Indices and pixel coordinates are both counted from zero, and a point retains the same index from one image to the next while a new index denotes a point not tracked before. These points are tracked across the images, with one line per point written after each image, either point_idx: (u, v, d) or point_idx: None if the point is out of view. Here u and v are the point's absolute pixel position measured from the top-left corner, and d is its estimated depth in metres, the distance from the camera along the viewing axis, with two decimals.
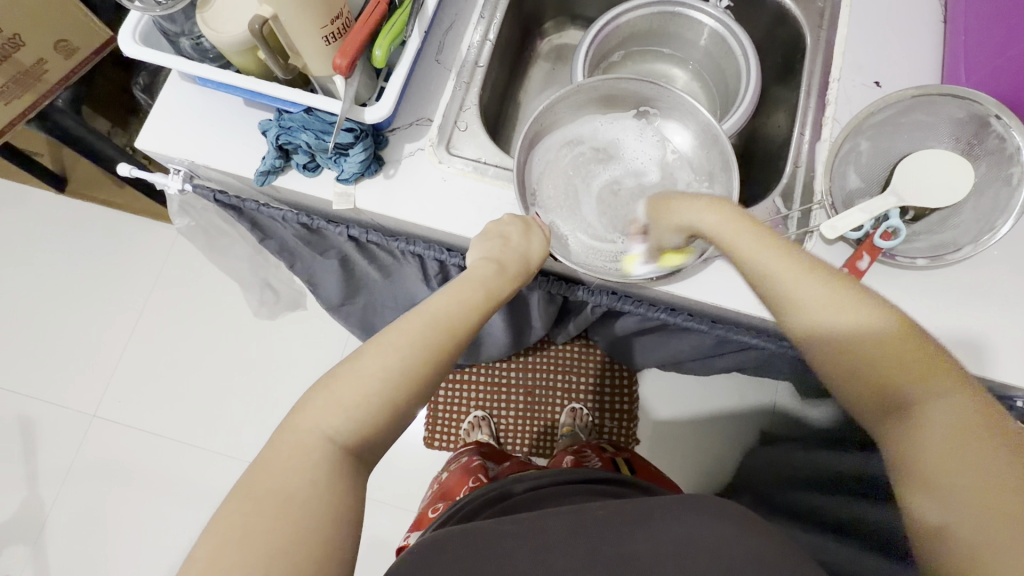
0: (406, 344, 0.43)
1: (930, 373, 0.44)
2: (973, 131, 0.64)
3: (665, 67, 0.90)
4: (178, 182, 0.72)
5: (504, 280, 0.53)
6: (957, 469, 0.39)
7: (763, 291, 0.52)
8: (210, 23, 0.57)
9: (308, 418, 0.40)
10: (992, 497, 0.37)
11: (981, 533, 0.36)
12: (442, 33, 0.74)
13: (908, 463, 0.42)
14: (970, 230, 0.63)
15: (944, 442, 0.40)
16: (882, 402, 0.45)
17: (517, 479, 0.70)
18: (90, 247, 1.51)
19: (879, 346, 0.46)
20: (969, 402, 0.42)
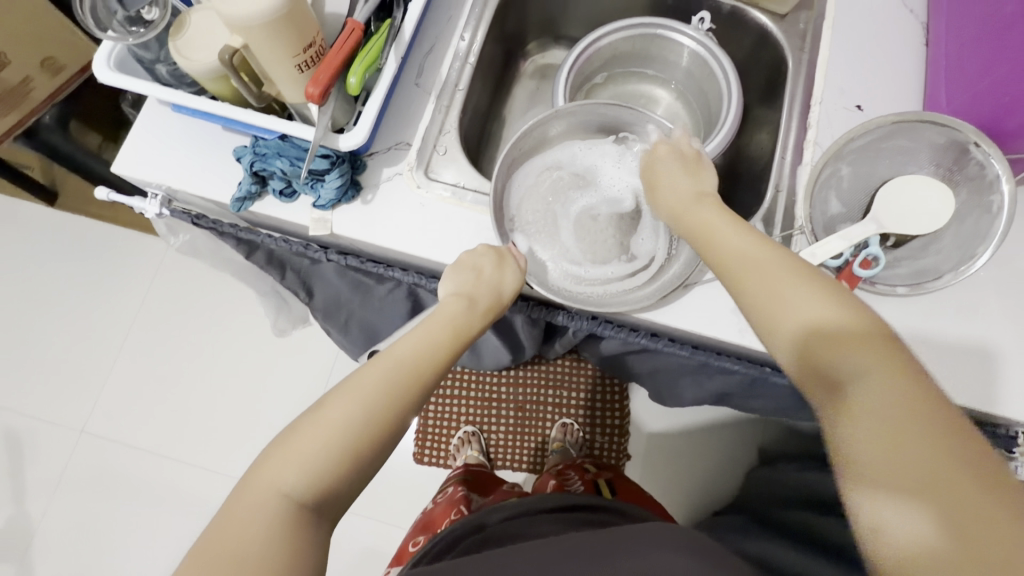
0: (369, 390, 0.46)
1: (882, 361, 0.42)
2: (954, 157, 0.63)
3: (649, 88, 0.89)
4: (156, 206, 0.72)
5: (471, 317, 0.55)
6: (889, 456, 0.38)
7: (721, 265, 0.52)
8: (182, 51, 0.57)
9: (269, 471, 0.42)
10: (924, 483, 0.37)
11: (923, 533, 0.36)
12: (422, 57, 0.74)
13: (851, 456, 0.41)
14: (951, 256, 0.63)
15: (878, 428, 0.39)
16: (820, 381, 0.43)
17: (493, 511, 0.70)
18: (79, 260, 1.50)
19: (838, 327, 0.44)
20: (907, 382, 0.41)
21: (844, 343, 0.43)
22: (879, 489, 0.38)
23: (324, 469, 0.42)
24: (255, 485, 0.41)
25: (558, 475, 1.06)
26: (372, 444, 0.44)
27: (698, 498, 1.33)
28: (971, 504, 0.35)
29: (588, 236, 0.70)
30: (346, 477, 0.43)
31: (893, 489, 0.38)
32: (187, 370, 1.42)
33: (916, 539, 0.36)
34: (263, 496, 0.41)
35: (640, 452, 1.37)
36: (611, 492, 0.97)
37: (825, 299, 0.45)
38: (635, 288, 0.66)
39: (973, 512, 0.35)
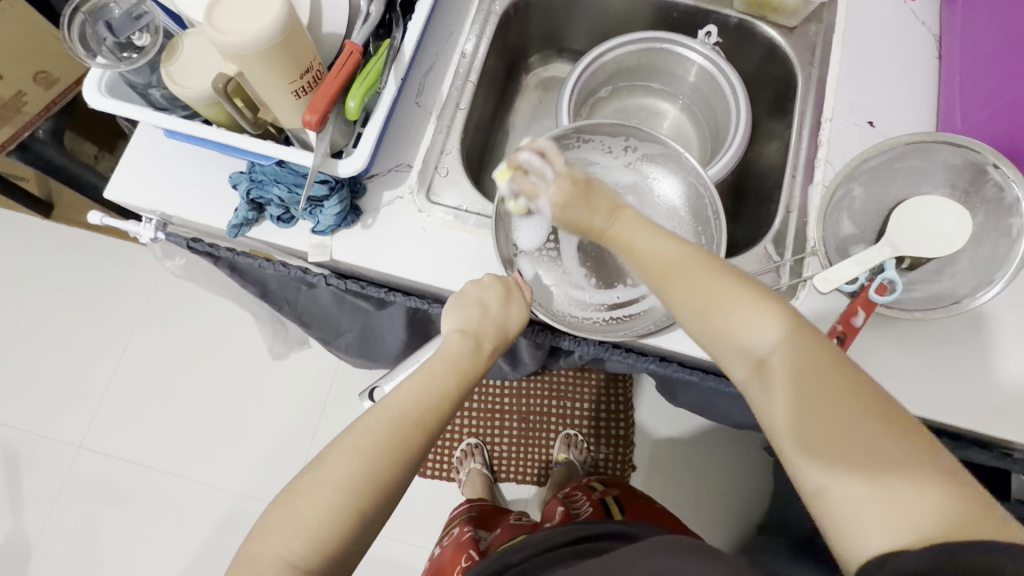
0: (369, 448, 0.45)
1: (793, 336, 0.46)
2: (969, 178, 0.62)
3: (655, 102, 0.87)
4: (151, 230, 0.70)
5: (475, 358, 0.53)
6: (813, 425, 0.43)
7: (645, 269, 0.53)
8: (176, 78, 0.55)
9: (274, 538, 0.44)
10: (844, 446, 0.41)
11: (851, 492, 0.40)
12: (422, 76, 0.72)
13: (782, 430, 0.45)
14: (968, 281, 0.61)
15: (799, 402, 0.44)
16: (745, 363, 0.48)
17: (506, 553, 0.67)
18: (77, 272, 1.48)
19: (751, 310, 0.47)
20: (818, 355, 0.45)
21: (762, 322, 0.47)
22: (810, 458, 0.42)
23: (327, 534, 0.44)
24: (264, 550, 0.44)
25: (565, 499, 1.05)
26: (374, 503, 0.45)
27: (708, 510, 1.29)
28: (883, 455, 0.40)
29: (592, 261, 0.69)
30: (350, 535, 0.45)
31: (821, 456, 0.42)
32: (186, 384, 1.40)
33: (845, 497, 0.40)
34: (272, 560, 0.43)
35: (646, 459, 1.34)
36: (619, 511, 0.95)
37: (737, 285, 0.49)
38: (641, 317, 0.64)
39: (889, 464, 0.40)
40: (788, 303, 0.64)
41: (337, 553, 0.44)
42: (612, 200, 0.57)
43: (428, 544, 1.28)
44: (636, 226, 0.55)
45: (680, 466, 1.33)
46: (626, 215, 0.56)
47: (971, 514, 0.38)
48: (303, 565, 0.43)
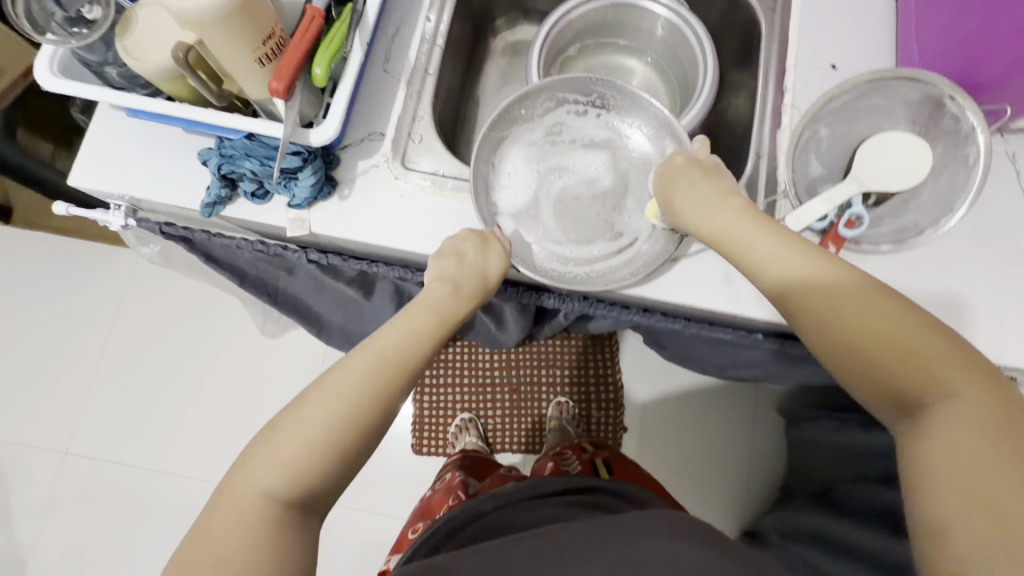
0: (350, 388, 0.46)
1: (952, 374, 0.42)
2: (929, 112, 0.64)
3: (623, 59, 0.87)
4: (121, 217, 0.69)
5: (458, 300, 0.56)
6: (973, 480, 0.38)
7: (770, 276, 0.52)
8: (132, 52, 0.53)
9: (250, 475, 0.43)
10: (1005, 517, 0.36)
11: (972, 533, 0.36)
12: (388, 42, 0.71)
13: (914, 460, 0.42)
14: (930, 212, 0.64)
15: (962, 451, 0.39)
16: (896, 404, 0.45)
17: (494, 496, 0.71)
18: (44, 276, 1.44)
19: (914, 345, 0.44)
20: (983, 396, 0.41)
21: (916, 347, 0.44)
22: (957, 513, 0.38)
23: (309, 469, 0.44)
24: (243, 483, 0.43)
25: (556, 456, 1.08)
26: (356, 440, 0.46)
27: (699, 466, 1.34)
28: (1023, 502, 0.36)
29: (570, 217, 0.70)
30: (333, 473, 0.45)
31: (969, 511, 0.37)
32: (172, 382, 1.38)
33: (970, 536, 0.36)
34: (251, 494, 0.43)
35: (637, 421, 1.37)
36: (608, 471, 0.98)
37: (899, 319, 0.46)
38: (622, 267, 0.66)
39: None
40: None
41: (318, 489, 0.45)
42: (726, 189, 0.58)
43: None
44: (751, 234, 0.53)
45: (670, 422, 1.37)
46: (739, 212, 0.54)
47: None
48: (284, 498, 0.43)
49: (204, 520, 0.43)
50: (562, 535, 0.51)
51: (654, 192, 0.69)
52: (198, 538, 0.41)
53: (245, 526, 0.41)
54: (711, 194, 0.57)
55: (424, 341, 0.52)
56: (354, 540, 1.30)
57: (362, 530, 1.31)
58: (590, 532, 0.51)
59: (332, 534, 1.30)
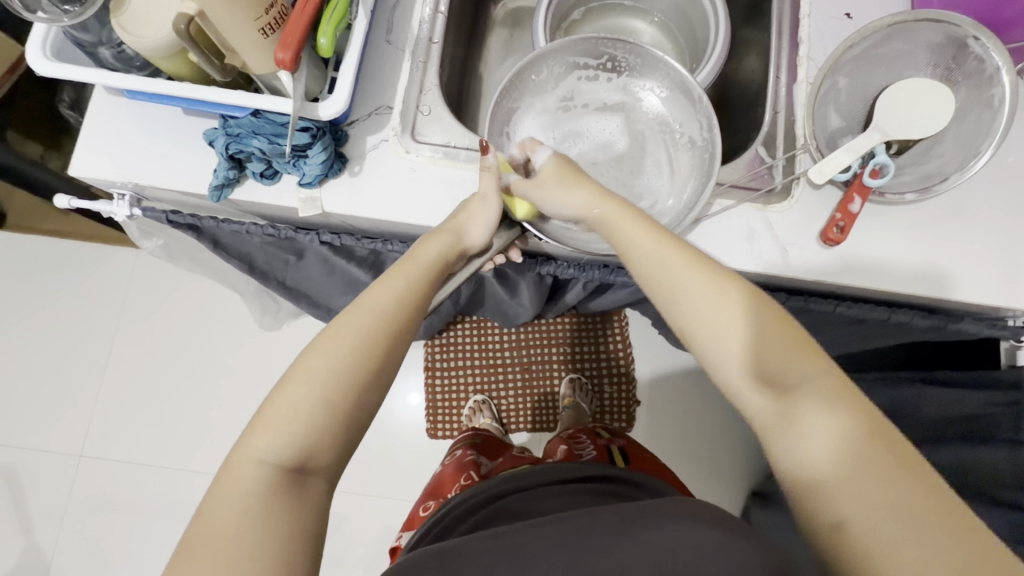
0: (330, 341, 0.45)
1: (806, 361, 0.42)
2: (952, 54, 0.62)
3: (630, 21, 0.85)
4: (125, 207, 0.67)
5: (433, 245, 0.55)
6: (864, 489, 0.35)
7: (645, 272, 0.49)
8: (128, 28, 0.51)
9: (256, 437, 0.41)
10: (907, 526, 0.33)
11: (882, 529, 0.34)
12: (389, 11, 0.68)
13: (798, 462, 0.38)
14: (955, 157, 0.62)
15: (845, 461, 0.37)
16: (770, 399, 0.41)
17: (508, 479, 0.70)
18: (44, 280, 1.41)
19: (779, 350, 0.42)
20: (833, 380, 0.41)
21: (773, 336, 0.43)
22: (864, 529, 0.34)
23: (298, 425, 0.42)
24: (236, 452, 0.41)
25: (570, 440, 1.07)
26: (344, 391, 0.44)
27: (711, 436, 1.35)
28: (905, 486, 0.35)
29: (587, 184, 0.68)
30: (326, 428, 0.43)
31: (873, 524, 0.34)
32: (181, 380, 1.37)
33: (875, 532, 0.34)
34: (258, 455, 0.41)
35: (648, 394, 1.38)
36: (624, 460, 0.96)
37: (766, 323, 0.44)
38: None
39: (937, 519, 0.33)
40: (784, 202, 0.65)
41: (312, 447, 0.42)
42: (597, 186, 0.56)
43: None
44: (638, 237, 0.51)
45: (683, 393, 1.37)
46: (618, 215, 0.52)
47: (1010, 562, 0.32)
48: (276, 460, 0.41)
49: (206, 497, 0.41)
50: (585, 521, 0.47)
51: (671, 152, 0.67)
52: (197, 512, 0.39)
53: (238, 489, 0.39)
54: (584, 193, 0.55)
55: (404, 289, 0.51)
56: (375, 526, 1.30)
57: (381, 516, 1.31)
58: (610, 516, 0.47)
59: (350, 522, 1.30)
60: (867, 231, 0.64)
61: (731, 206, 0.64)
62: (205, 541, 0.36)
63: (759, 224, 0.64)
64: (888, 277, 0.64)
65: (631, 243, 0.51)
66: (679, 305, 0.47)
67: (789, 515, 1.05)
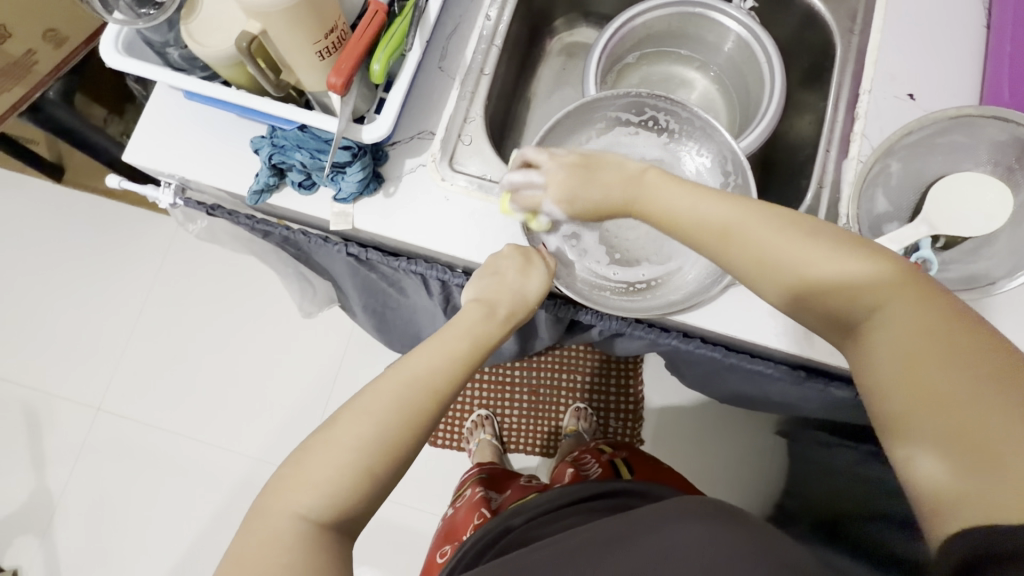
0: (381, 410, 0.45)
1: (883, 285, 0.43)
2: (1015, 154, 0.60)
3: (684, 70, 0.85)
4: (169, 196, 0.69)
5: (492, 326, 0.54)
6: (914, 394, 0.39)
7: (696, 242, 0.51)
8: (195, 36, 0.53)
9: (286, 499, 0.43)
10: (935, 420, 0.38)
11: (937, 450, 0.37)
12: (445, 39, 0.70)
13: (872, 393, 0.43)
14: (1005, 262, 0.59)
15: (910, 384, 0.40)
16: (848, 328, 0.45)
17: (518, 510, 0.69)
18: (90, 237, 1.48)
19: (838, 267, 0.45)
20: (913, 301, 0.42)
21: (843, 259, 0.44)
22: (920, 429, 0.38)
23: (340, 489, 0.43)
24: (275, 503, 0.43)
25: (575, 462, 1.03)
26: (386, 463, 0.45)
27: (712, 484, 1.29)
28: (965, 404, 0.37)
29: (612, 239, 0.68)
30: (364, 497, 0.44)
31: (928, 426, 0.38)
32: (202, 351, 1.42)
33: (930, 466, 0.37)
34: (286, 518, 0.42)
35: (653, 432, 1.34)
36: (628, 471, 0.93)
37: (831, 246, 0.45)
38: (670, 291, 0.64)
39: (999, 433, 0.35)
40: None
41: (347, 512, 0.43)
42: (624, 172, 0.55)
43: (434, 509, 1.30)
44: (686, 193, 0.51)
45: (688, 440, 1.32)
46: (656, 181, 0.53)
47: None
48: (315, 518, 0.42)
49: (239, 539, 0.42)
50: (589, 534, 0.50)
51: None
52: (235, 559, 0.41)
53: (268, 548, 0.40)
54: (599, 180, 0.55)
55: (458, 362, 0.50)
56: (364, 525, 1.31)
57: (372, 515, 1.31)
58: (615, 529, 0.49)
59: None
60: None
61: None
62: None
63: None
64: None
65: (679, 220, 0.51)
66: (738, 248, 0.48)
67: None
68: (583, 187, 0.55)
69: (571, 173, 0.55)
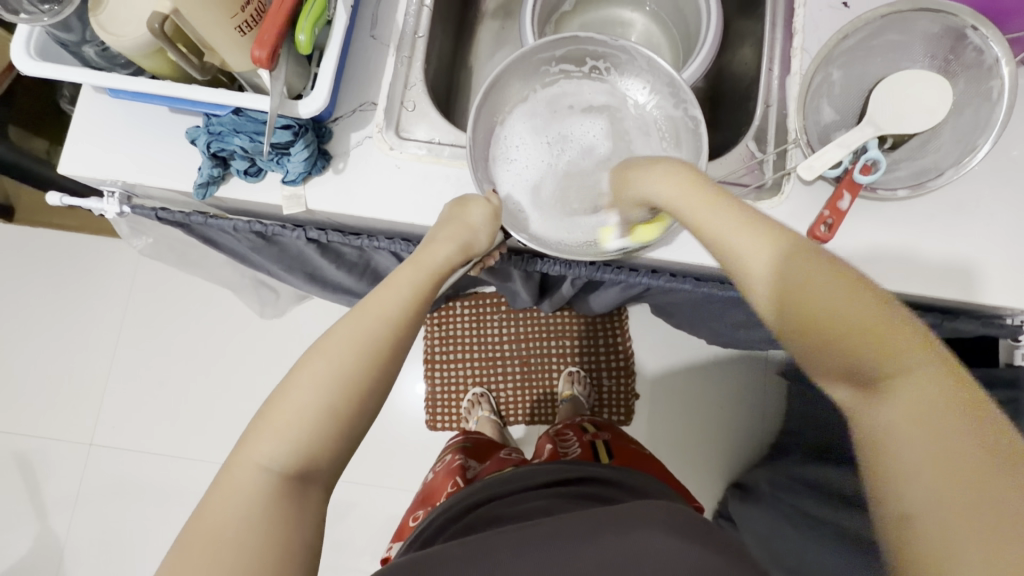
0: (344, 351, 0.45)
1: (894, 332, 0.36)
2: (950, 45, 0.61)
3: (620, 13, 0.84)
4: (116, 205, 0.68)
5: (436, 249, 0.56)
6: (931, 452, 0.32)
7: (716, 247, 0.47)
8: (107, 27, 0.51)
9: (252, 448, 0.41)
10: (950, 483, 0.30)
11: (954, 526, 0.29)
12: (373, 5, 0.68)
13: (869, 442, 0.35)
14: (951, 152, 0.61)
15: (921, 440, 0.32)
16: (845, 366, 0.37)
17: (488, 487, 0.67)
18: (52, 273, 1.44)
19: (851, 299, 0.38)
20: (932, 362, 0.35)
21: (843, 289, 0.38)
22: (923, 498, 0.31)
23: (303, 434, 0.42)
24: (243, 453, 0.41)
25: (556, 437, 0.97)
26: (350, 402, 0.44)
27: (707, 424, 1.34)
28: (991, 476, 0.30)
29: (573, 188, 0.67)
30: (330, 441, 0.43)
31: (933, 486, 0.31)
32: (186, 370, 1.39)
33: (937, 533, 0.30)
34: (251, 468, 0.41)
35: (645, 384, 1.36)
36: (608, 454, 0.86)
37: (858, 297, 0.38)
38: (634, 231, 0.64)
39: None
40: (774, 198, 0.63)
41: (318, 460, 0.42)
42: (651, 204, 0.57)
43: None
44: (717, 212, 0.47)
45: (680, 389, 1.36)
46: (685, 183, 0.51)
47: None
48: (280, 467, 0.41)
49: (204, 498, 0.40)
50: (549, 526, 0.48)
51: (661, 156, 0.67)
52: (200, 512, 0.40)
53: (240, 496, 0.39)
54: (659, 174, 0.53)
55: (405, 295, 0.51)
56: (376, 518, 1.31)
57: (382, 507, 1.31)
58: (585, 521, 0.47)
59: (350, 516, 1.31)
60: (858, 231, 0.63)
61: None
62: (194, 553, 0.37)
63: None
64: (877, 270, 0.63)
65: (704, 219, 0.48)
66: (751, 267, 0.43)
67: (767, 507, 1.03)
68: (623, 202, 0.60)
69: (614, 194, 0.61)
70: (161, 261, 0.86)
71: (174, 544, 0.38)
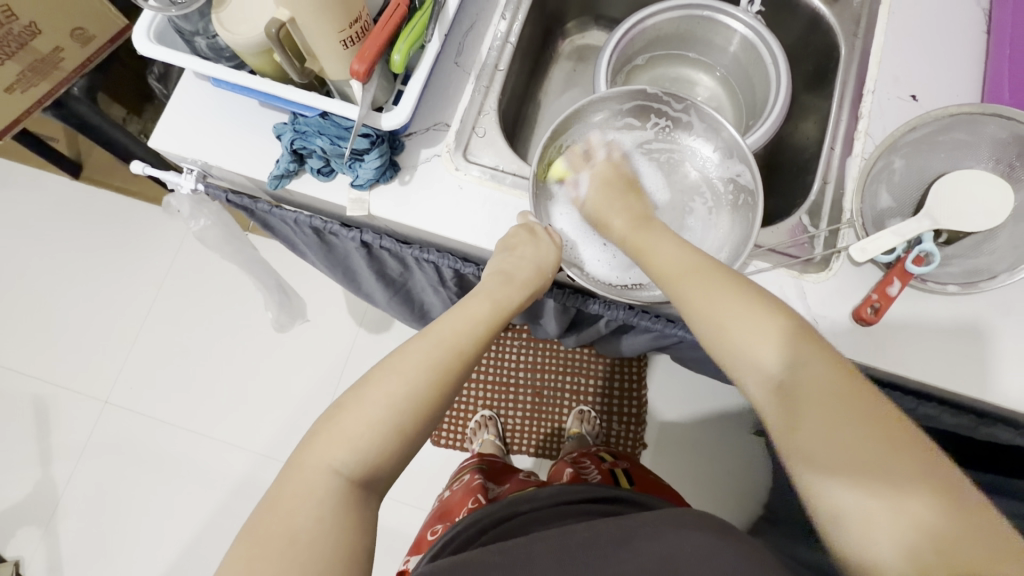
0: (413, 368, 0.47)
1: (803, 349, 0.46)
2: (1016, 152, 0.62)
3: (692, 73, 0.87)
4: (190, 181, 0.72)
5: (513, 289, 0.57)
6: (843, 456, 0.41)
7: (670, 277, 0.55)
8: (226, 23, 0.56)
9: (319, 450, 0.43)
10: (860, 480, 0.40)
11: (871, 514, 0.39)
12: (461, 35, 0.72)
13: (798, 455, 0.44)
14: (1006, 257, 0.61)
15: (833, 449, 0.42)
16: (773, 387, 0.46)
17: (516, 501, 0.65)
18: (104, 232, 1.51)
19: (765, 329, 0.48)
20: (831, 369, 0.45)
21: (763, 320, 0.48)
22: (845, 496, 0.41)
23: (373, 445, 0.44)
24: (310, 456, 0.43)
25: (573, 463, 0.95)
26: (415, 423, 0.45)
27: (713, 485, 1.30)
28: (885, 463, 0.40)
29: None
30: (391, 455, 0.44)
31: (851, 487, 0.41)
32: (209, 345, 1.43)
33: (861, 524, 0.40)
34: (316, 469, 0.42)
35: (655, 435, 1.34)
36: (629, 482, 0.85)
37: (772, 324, 0.48)
38: None
39: (925, 499, 0.39)
40: (821, 273, 0.64)
41: (376, 468, 0.44)
42: (644, 211, 0.64)
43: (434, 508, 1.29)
44: (671, 246, 0.58)
45: (689, 445, 1.33)
46: (661, 232, 0.60)
47: (973, 538, 0.38)
48: (348, 473, 0.43)
49: (269, 497, 0.42)
50: (587, 534, 0.49)
51: (714, 215, 0.69)
52: (265, 508, 0.41)
53: (307, 496, 0.41)
54: (621, 203, 0.64)
55: (479, 328, 0.52)
56: None
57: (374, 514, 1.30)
58: (617, 529, 0.48)
59: None
60: (903, 318, 0.63)
61: (766, 268, 0.64)
62: (261, 550, 0.38)
63: (792, 290, 0.64)
64: (916, 358, 0.62)
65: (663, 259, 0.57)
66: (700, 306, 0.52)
67: None
68: (608, 201, 0.65)
69: (602, 187, 0.66)
70: (216, 251, 0.80)
71: (239, 536, 0.40)
